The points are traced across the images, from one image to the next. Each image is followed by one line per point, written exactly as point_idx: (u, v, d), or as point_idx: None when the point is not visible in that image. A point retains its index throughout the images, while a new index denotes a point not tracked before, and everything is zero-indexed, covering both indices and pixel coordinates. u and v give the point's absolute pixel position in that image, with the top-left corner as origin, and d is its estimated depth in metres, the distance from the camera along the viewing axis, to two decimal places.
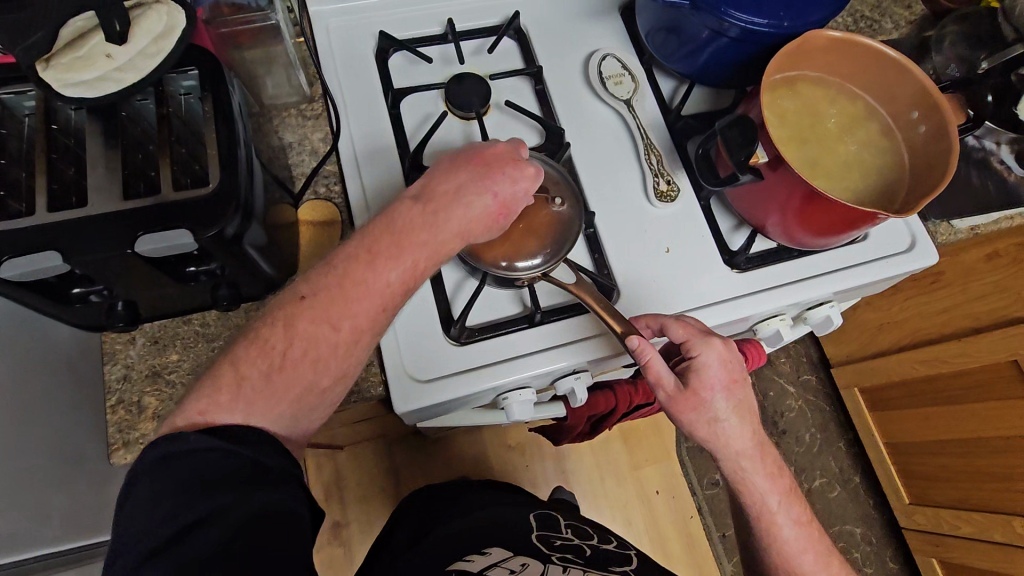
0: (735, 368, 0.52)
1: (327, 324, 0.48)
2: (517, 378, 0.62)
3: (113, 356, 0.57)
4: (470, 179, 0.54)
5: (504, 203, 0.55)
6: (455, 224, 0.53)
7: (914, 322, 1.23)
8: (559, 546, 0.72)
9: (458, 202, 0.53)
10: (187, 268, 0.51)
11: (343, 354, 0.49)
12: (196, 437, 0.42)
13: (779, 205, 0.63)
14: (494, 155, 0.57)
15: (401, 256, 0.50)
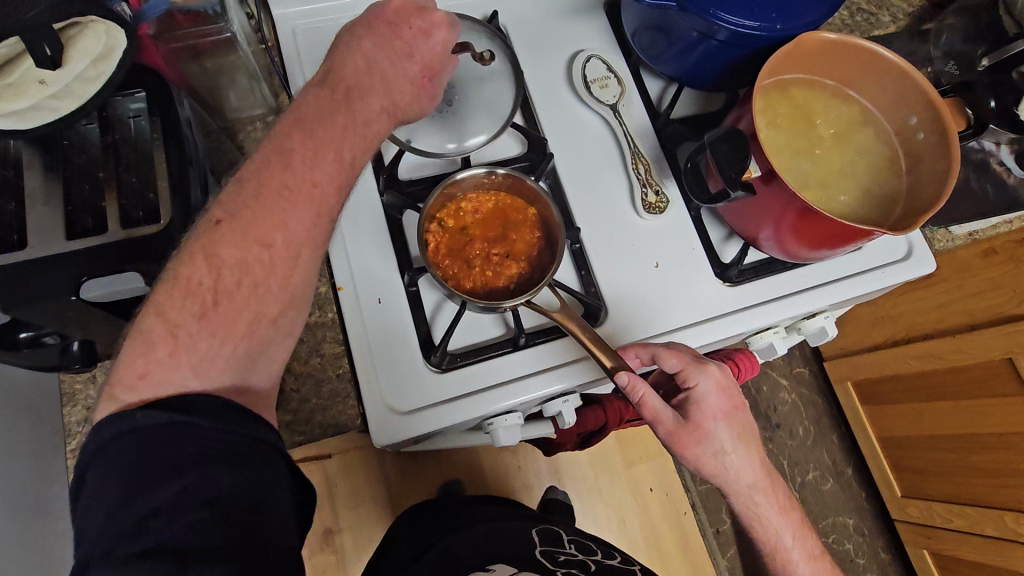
0: (733, 394, 0.51)
1: (256, 239, 0.40)
2: (502, 406, 0.59)
3: (73, 398, 0.55)
4: (377, 41, 0.49)
5: (424, 61, 0.51)
6: (376, 97, 0.48)
7: (910, 317, 1.21)
8: (563, 562, 0.70)
9: (373, 69, 0.48)
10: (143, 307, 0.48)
11: (286, 283, 0.42)
12: (142, 414, 0.35)
13: (773, 218, 0.60)
14: (395, 10, 0.51)
15: (322, 136, 0.44)
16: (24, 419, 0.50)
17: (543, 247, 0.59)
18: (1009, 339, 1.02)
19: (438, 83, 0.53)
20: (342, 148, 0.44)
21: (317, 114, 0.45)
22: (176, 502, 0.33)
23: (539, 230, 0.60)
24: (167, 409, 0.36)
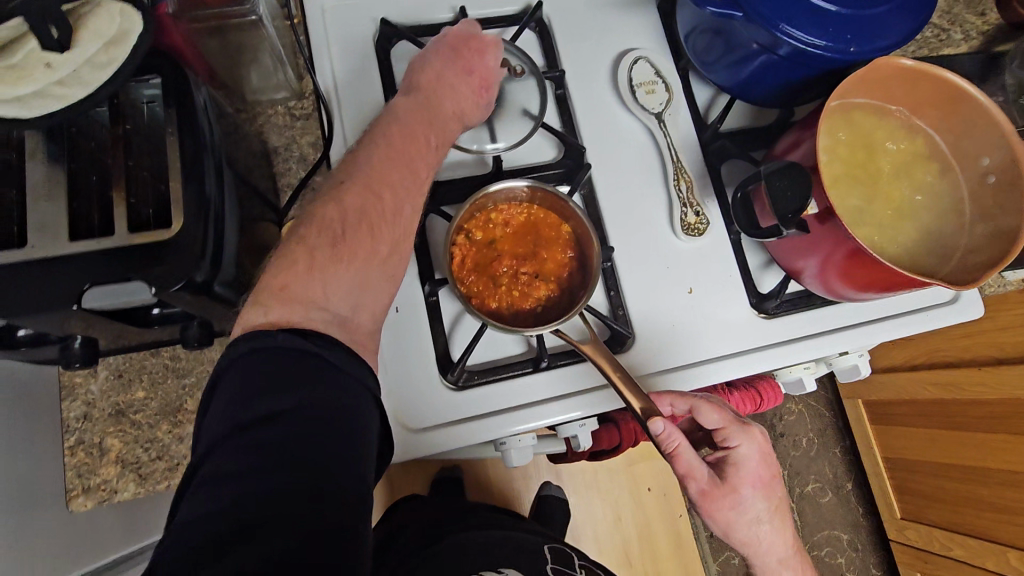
0: (771, 462, 0.53)
1: (372, 198, 0.45)
2: (517, 431, 0.57)
3: (72, 392, 0.51)
4: (444, 57, 0.55)
5: (482, 75, 0.56)
6: (448, 105, 0.54)
7: (934, 343, 1.18)
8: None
9: (445, 85, 0.54)
10: (152, 311, 0.45)
11: (371, 258, 0.44)
12: (282, 334, 0.37)
13: (820, 257, 0.57)
14: (458, 35, 0.57)
15: (416, 133, 0.50)
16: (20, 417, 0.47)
17: (574, 268, 0.55)
18: None
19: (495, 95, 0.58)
20: (428, 145, 0.50)
21: (409, 115, 0.51)
22: (281, 420, 0.34)
23: (572, 249, 0.56)
24: (300, 335, 0.38)
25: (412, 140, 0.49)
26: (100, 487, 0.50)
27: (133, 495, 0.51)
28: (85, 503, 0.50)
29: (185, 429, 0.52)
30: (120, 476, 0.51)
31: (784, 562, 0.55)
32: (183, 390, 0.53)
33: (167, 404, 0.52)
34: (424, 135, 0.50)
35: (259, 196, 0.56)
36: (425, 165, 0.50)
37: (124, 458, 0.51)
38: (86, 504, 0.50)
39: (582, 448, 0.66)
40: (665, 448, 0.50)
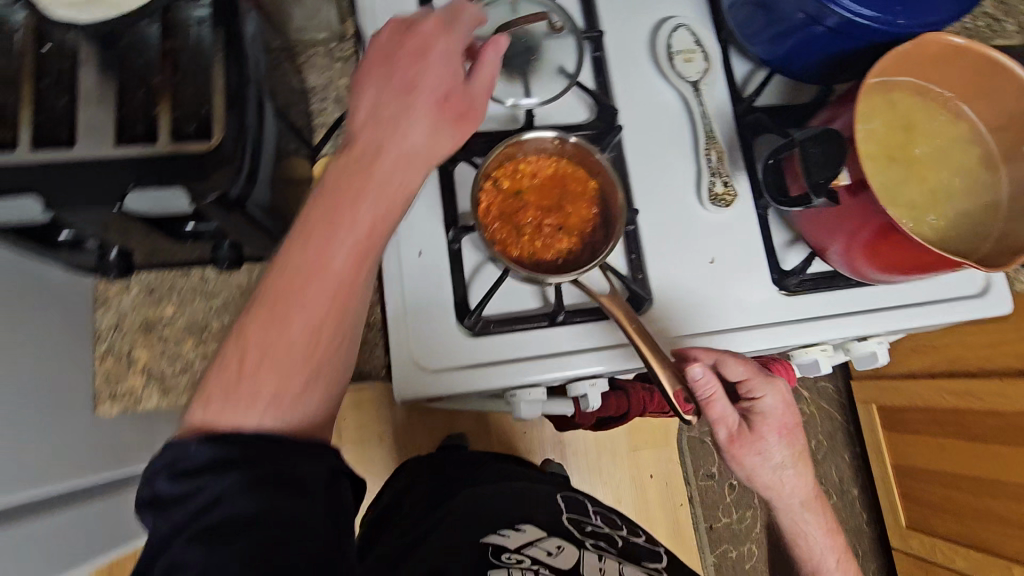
0: (793, 412, 0.56)
1: (277, 323, 0.37)
2: (528, 380, 0.57)
3: (109, 301, 0.55)
4: (376, 82, 0.40)
5: (444, 98, 0.41)
6: (389, 144, 0.39)
7: (955, 351, 1.16)
8: (591, 532, 0.68)
9: (388, 131, 0.39)
10: (185, 227, 0.47)
11: (301, 363, 0.37)
12: (196, 442, 0.35)
13: (848, 233, 0.56)
14: (414, 35, 0.41)
15: (350, 201, 0.38)
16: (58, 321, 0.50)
17: (598, 225, 0.55)
18: None
19: (479, 97, 0.43)
20: (358, 211, 0.38)
21: (336, 182, 0.39)
22: (227, 507, 0.33)
23: (597, 206, 0.56)
24: (221, 442, 0.35)
25: (318, 230, 0.37)
26: (124, 394, 0.55)
27: (158, 404, 0.56)
28: (109, 407, 0.56)
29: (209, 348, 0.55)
30: (142, 388, 0.56)
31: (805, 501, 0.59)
32: (209, 313, 0.55)
33: (193, 325, 0.56)
34: (344, 204, 0.38)
35: (294, 131, 0.57)
36: (346, 248, 0.38)
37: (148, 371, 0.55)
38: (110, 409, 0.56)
39: (590, 409, 0.66)
40: (700, 396, 0.53)
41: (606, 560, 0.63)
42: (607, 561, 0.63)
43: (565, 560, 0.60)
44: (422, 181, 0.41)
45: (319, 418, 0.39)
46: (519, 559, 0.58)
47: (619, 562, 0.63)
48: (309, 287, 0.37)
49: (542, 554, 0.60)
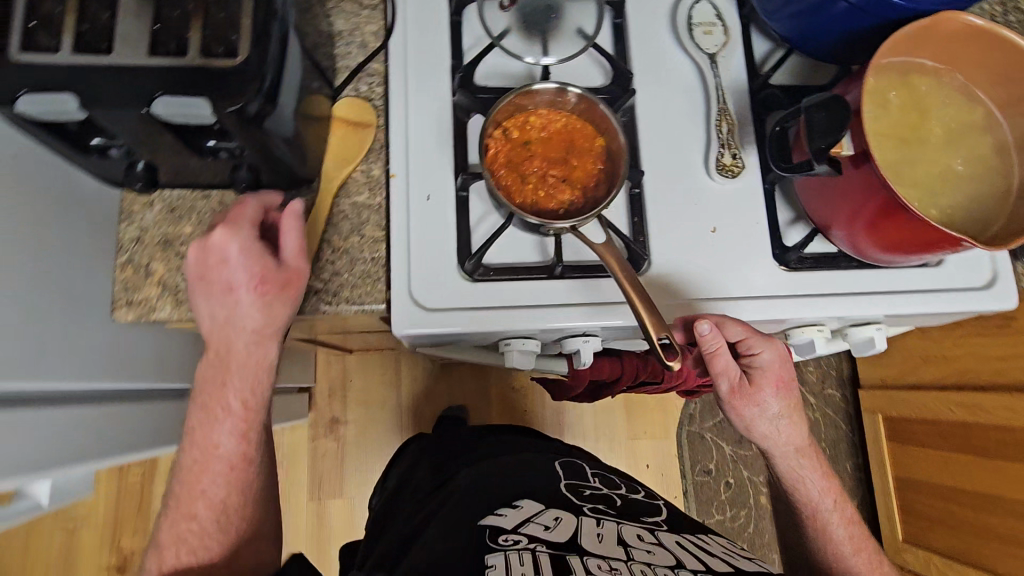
0: (787, 367, 0.62)
1: (199, 476, 0.55)
2: (522, 328, 0.59)
3: (131, 217, 0.57)
4: (204, 291, 0.51)
5: (258, 338, 0.52)
6: (227, 342, 0.52)
7: (966, 363, 1.14)
8: (589, 496, 0.70)
9: (226, 390, 0.54)
10: (207, 142, 0.50)
11: (210, 535, 0.56)
12: None
13: (849, 209, 0.57)
14: (212, 273, 0.51)
15: (216, 419, 0.54)
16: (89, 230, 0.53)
17: (601, 180, 0.56)
18: None
19: (296, 264, 0.52)
20: (226, 459, 0.55)
21: (207, 370, 0.54)
22: None
23: (603, 161, 0.57)
24: None
25: (208, 410, 0.54)
26: (142, 303, 0.56)
27: (170, 317, 0.56)
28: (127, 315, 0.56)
29: None
30: (158, 298, 0.56)
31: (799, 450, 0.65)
32: None
33: None
34: (226, 391, 0.54)
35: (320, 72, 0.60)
36: (229, 430, 0.54)
37: (165, 282, 0.56)
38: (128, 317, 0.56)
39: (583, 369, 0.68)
40: (706, 350, 0.58)
41: (604, 524, 0.63)
42: (605, 526, 0.63)
43: (562, 534, 0.59)
44: (275, 359, 0.55)
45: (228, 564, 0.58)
46: (516, 541, 0.57)
47: (617, 524, 0.64)
48: (218, 472, 0.55)
49: (538, 531, 0.59)
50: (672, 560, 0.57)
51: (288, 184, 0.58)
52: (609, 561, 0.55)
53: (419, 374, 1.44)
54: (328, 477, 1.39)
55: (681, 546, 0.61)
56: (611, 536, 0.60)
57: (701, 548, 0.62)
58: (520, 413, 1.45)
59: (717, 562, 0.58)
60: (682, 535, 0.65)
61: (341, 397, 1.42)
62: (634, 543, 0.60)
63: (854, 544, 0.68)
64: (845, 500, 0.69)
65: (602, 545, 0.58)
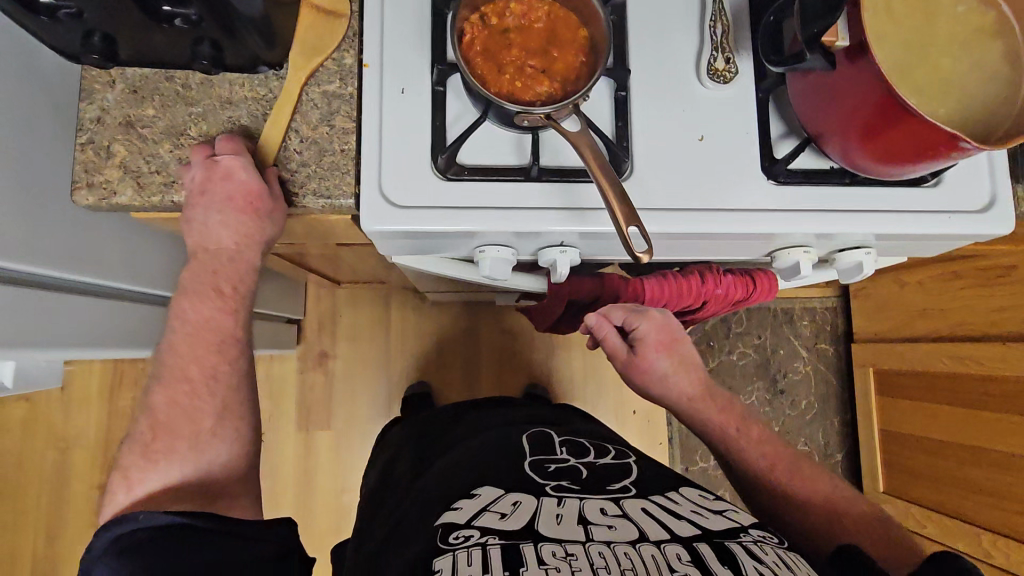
0: (666, 332, 0.73)
1: (184, 373, 0.58)
2: (495, 230, 0.57)
3: (90, 96, 0.55)
4: (204, 203, 0.55)
5: (250, 237, 0.58)
6: (223, 242, 0.58)
7: (963, 316, 1.12)
8: (554, 474, 0.67)
9: (219, 277, 0.59)
10: (162, 6, 0.47)
11: (205, 394, 0.59)
12: (141, 517, 0.50)
13: (842, 113, 0.54)
14: (198, 189, 0.54)
15: (207, 294, 0.59)
16: (28, 100, 0.52)
17: (582, 73, 0.54)
18: None
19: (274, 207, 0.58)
20: (214, 336, 0.60)
21: (196, 267, 0.59)
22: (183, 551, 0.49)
23: (586, 55, 0.54)
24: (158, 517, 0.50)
25: (201, 291, 0.59)
26: (102, 185, 0.54)
27: (131, 202, 0.54)
28: (88, 200, 0.54)
29: (186, 152, 0.55)
30: (120, 180, 0.54)
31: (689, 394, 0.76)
32: (188, 118, 0.55)
33: (172, 127, 0.55)
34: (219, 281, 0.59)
35: None
36: (218, 307, 0.60)
37: (127, 165, 0.54)
38: (89, 202, 0.54)
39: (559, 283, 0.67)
40: (597, 335, 0.72)
41: (564, 502, 0.60)
42: (565, 505, 0.59)
43: (517, 521, 0.56)
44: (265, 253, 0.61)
45: (217, 446, 0.58)
46: (467, 537, 0.53)
47: (580, 499, 0.61)
48: (206, 343, 0.59)
49: (492, 521, 0.56)
50: (634, 533, 0.54)
51: (254, 67, 0.55)
52: (565, 546, 0.52)
53: (408, 310, 1.44)
54: (316, 408, 1.41)
55: (645, 514, 0.58)
56: (571, 515, 0.57)
57: (668, 512, 0.58)
58: (508, 353, 1.45)
59: (682, 528, 0.55)
60: (648, 499, 0.61)
61: (330, 331, 1.42)
62: (595, 519, 0.57)
63: (774, 461, 0.74)
64: (748, 423, 0.77)
65: (560, 526, 0.55)
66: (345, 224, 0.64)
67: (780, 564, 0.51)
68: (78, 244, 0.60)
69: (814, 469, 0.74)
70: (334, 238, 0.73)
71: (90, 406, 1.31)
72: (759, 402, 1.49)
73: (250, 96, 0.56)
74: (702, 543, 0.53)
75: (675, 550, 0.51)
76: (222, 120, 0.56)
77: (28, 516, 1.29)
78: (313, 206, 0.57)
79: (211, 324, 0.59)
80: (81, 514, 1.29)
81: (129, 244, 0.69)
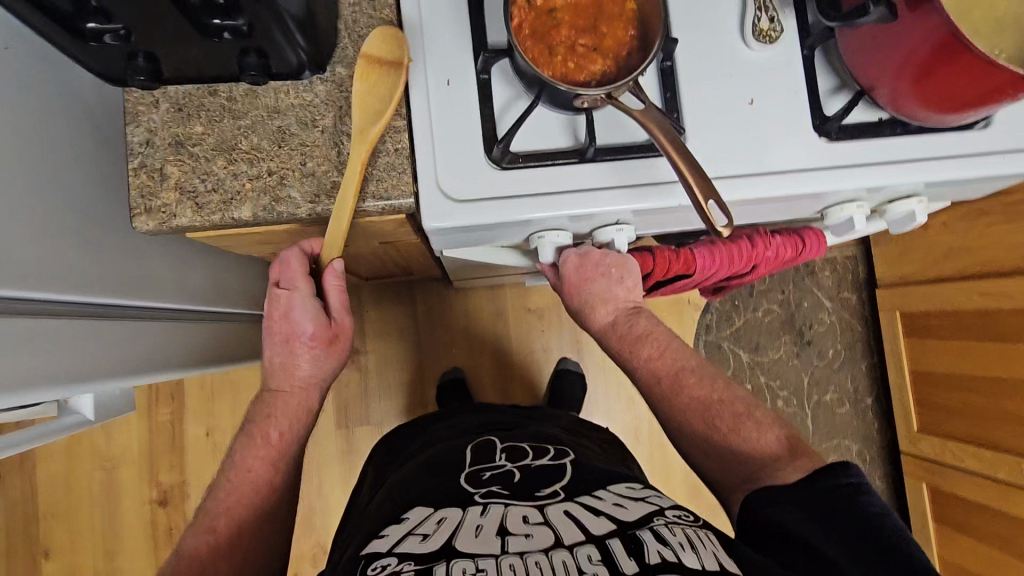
0: (580, 270, 0.66)
1: (221, 516, 0.61)
2: (555, 216, 0.57)
3: (136, 119, 0.54)
4: (269, 339, 0.64)
5: (306, 375, 0.65)
6: (282, 381, 0.65)
7: (993, 252, 1.12)
8: (488, 481, 0.66)
9: (272, 424, 0.64)
10: (212, 20, 0.46)
11: (233, 538, 0.60)
12: None
13: (897, 62, 0.54)
14: (269, 327, 0.64)
15: (260, 446, 0.64)
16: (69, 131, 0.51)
17: (635, 48, 0.53)
18: None
19: (341, 320, 0.65)
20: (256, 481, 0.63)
21: (256, 421, 0.65)
22: None
23: (635, 28, 0.53)
24: None
25: (251, 438, 0.65)
26: (161, 210, 0.53)
27: (191, 224, 0.54)
28: (147, 225, 0.54)
29: (240, 168, 0.54)
30: (177, 203, 0.53)
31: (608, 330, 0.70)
32: (238, 132, 0.54)
33: (222, 143, 0.54)
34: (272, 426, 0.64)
35: None
36: (263, 458, 0.64)
37: (183, 187, 0.54)
38: (149, 227, 0.54)
39: (602, 252, 0.66)
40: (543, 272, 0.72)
41: (489, 510, 0.59)
42: (489, 513, 0.58)
43: (437, 541, 0.54)
44: (318, 396, 0.67)
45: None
46: (385, 567, 0.51)
47: (506, 507, 0.60)
48: (242, 494, 0.62)
49: (414, 546, 0.54)
50: (551, 540, 0.53)
51: (300, 74, 0.54)
52: (478, 561, 0.50)
53: (433, 299, 1.44)
54: (353, 405, 1.41)
55: (566, 516, 0.57)
56: (491, 525, 0.56)
57: (588, 511, 0.57)
58: (536, 333, 1.46)
59: (599, 526, 0.54)
60: (575, 501, 0.60)
61: (358, 328, 1.42)
62: (514, 529, 0.55)
63: (668, 380, 0.69)
64: (641, 341, 0.69)
65: (479, 540, 0.54)
66: (395, 223, 0.64)
67: (687, 544, 0.51)
68: (137, 270, 0.59)
69: (704, 379, 0.69)
70: (378, 237, 0.73)
71: (130, 426, 1.31)
72: (787, 355, 1.51)
73: (297, 104, 0.55)
74: (614, 538, 0.52)
75: (587, 551, 0.51)
76: (271, 131, 0.55)
77: (83, 539, 1.30)
78: (372, 209, 0.57)
79: (252, 472, 0.63)
80: (136, 531, 1.31)
81: (179, 265, 0.68)
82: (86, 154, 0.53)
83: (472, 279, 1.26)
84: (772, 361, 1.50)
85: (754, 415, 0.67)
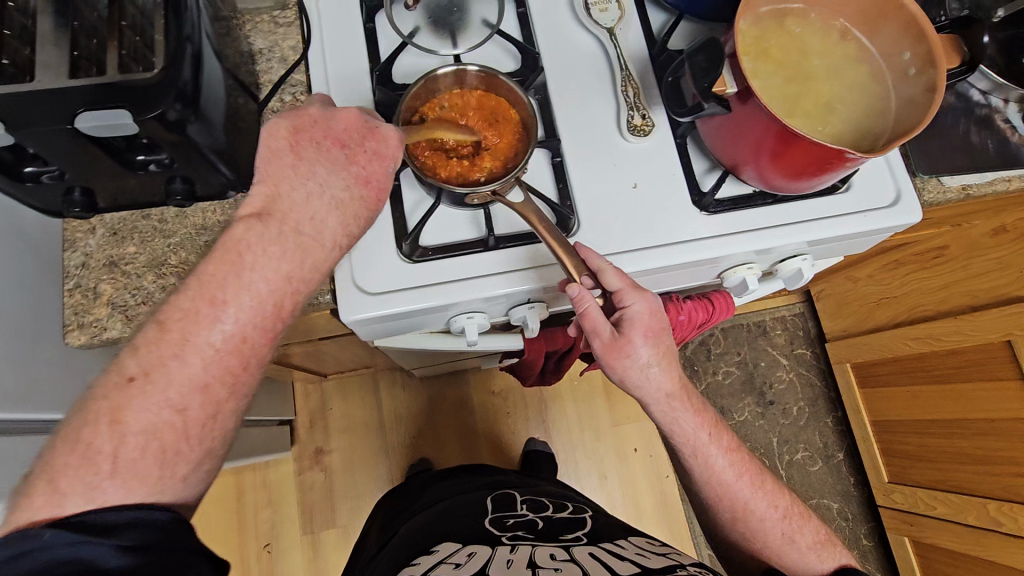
0: (660, 319, 0.59)
1: None
2: (466, 299, 0.61)
3: (73, 245, 0.60)
4: (330, 166, 0.53)
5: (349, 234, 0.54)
6: (316, 223, 0.52)
7: (915, 299, 1.19)
8: (512, 526, 0.69)
9: (285, 260, 0.50)
10: (137, 156, 0.52)
11: None
12: None
13: (749, 146, 0.61)
14: (349, 140, 0.54)
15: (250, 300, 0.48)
16: None
17: (518, 148, 0.61)
18: (1009, 320, 1.00)
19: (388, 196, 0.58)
20: None
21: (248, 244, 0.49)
22: None
23: (518, 134, 0.62)
24: None
25: (238, 288, 0.48)
26: (92, 324, 0.59)
27: (120, 335, 0.59)
28: (80, 339, 0.60)
29: (167, 280, 0.60)
30: (108, 317, 0.59)
31: (674, 398, 0.63)
32: (167, 248, 0.60)
33: (153, 260, 0.60)
34: (256, 271, 0.48)
35: (242, 88, 0.61)
36: (249, 319, 0.48)
37: (113, 301, 0.59)
38: (81, 340, 0.60)
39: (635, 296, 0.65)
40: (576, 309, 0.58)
41: (517, 549, 0.61)
42: (518, 552, 0.60)
43: (468, 569, 0.56)
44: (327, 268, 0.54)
45: None
46: None
47: (533, 546, 0.62)
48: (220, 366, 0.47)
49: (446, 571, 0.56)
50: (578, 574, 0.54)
51: (223, 194, 0.61)
52: None
53: (397, 390, 1.45)
54: (319, 509, 1.38)
55: (592, 556, 0.59)
56: (521, 560, 0.58)
57: (612, 554, 0.60)
58: (503, 415, 1.46)
59: (621, 566, 0.56)
60: (598, 546, 0.63)
61: (322, 427, 1.42)
62: (543, 563, 0.57)
63: (704, 455, 0.67)
64: None
65: (509, 569, 0.55)
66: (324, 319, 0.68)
67: None
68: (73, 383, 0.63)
69: None
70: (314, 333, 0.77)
71: None
72: (752, 416, 1.52)
73: (223, 220, 0.61)
74: None
75: None
76: (198, 246, 0.61)
77: None
78: None
79: None
80: None
81: None
82: (41, 280, 0.57)
83: (430, 367, 1.29)
84: (738, 424, 1.51)
85: (790, 510, 0.69)
